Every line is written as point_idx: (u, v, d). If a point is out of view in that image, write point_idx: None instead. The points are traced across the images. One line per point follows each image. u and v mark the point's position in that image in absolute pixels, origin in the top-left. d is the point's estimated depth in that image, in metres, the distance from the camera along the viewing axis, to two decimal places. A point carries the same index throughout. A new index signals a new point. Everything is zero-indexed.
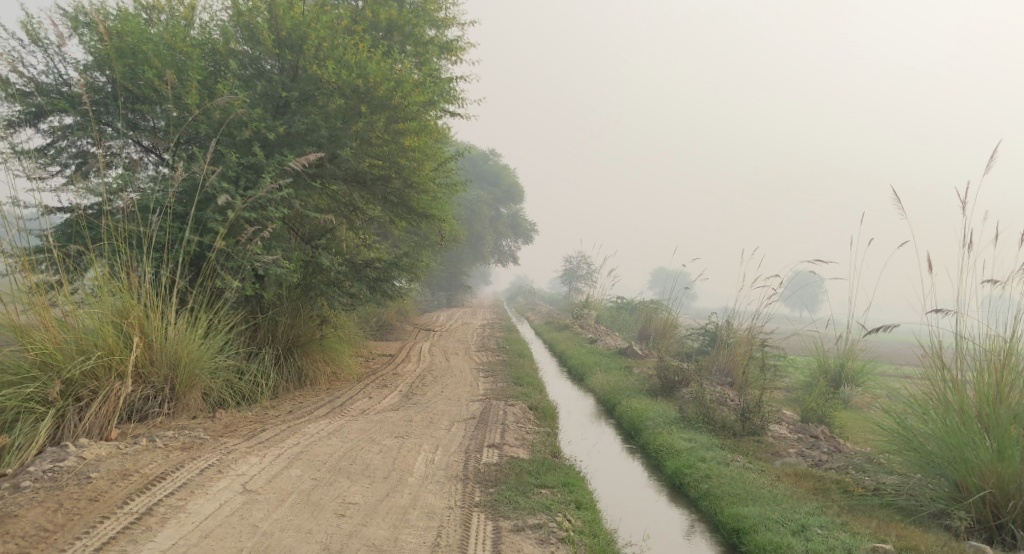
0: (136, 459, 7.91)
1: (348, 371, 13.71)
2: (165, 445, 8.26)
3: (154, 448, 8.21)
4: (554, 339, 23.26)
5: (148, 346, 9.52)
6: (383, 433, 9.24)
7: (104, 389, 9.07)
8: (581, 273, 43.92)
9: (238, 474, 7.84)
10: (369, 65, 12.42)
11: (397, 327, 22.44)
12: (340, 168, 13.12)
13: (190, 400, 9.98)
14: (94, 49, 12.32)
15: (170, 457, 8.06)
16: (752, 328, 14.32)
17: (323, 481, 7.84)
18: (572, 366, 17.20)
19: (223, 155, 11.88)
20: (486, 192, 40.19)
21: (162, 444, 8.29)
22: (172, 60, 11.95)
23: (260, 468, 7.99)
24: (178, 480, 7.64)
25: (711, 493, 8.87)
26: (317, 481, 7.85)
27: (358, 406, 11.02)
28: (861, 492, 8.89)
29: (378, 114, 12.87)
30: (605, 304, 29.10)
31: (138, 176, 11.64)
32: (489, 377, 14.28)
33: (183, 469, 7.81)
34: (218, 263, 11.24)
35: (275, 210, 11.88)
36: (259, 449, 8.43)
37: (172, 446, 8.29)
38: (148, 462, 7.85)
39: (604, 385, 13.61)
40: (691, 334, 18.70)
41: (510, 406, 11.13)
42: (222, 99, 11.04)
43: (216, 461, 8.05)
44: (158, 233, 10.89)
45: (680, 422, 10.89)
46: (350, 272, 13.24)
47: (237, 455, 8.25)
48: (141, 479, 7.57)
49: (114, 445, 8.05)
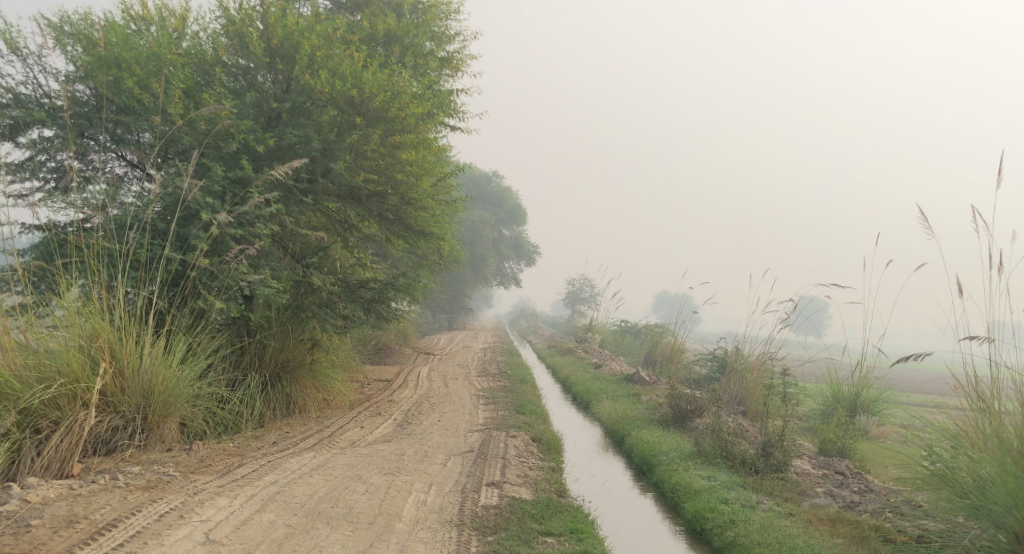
0: (88, 502, 7.17)
1: (341, 398, 12.91)
2: (126, 485, 7.52)
3: (113, 487, 7.48)
4: (558, 364, 22.51)
5: (119, 372, 8.80)
6: (371, 469, 8.46)
7: (67, 420, 8.33)
8: (584, 295, 43.19)
9: (202, 521, 7.08)
10: (365, 74, 11.78)
11: (397, 351, 21.68)
12: (333, 183, 12.45)
13: (165, 430, 9.24)
14: (77, 59, 11.65)
15: (128, 499, 7.32)
16: (763, 353, 13.53)
17: (300, 529, 7.07)
18: (578, 392, 16.41)
19: (208, 168, 11.23)
20: (489, 214, 39.57)
21: (123, 483, 7.55)
22: (156, 69, 11.31)
23: (227, 513, 7.22)
24: (132, 527, 6.87)
25: (735, 542, 8.07)
26: (292, 528, 7.08)
27: (348, 438, 10.24)
28: (905, 542, 8.08)
29: (374, 127, 12.20)
30: (610, 327, 28.31)
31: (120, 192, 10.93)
32: (491, 404, 13.50)
33: (139, 514, 7.05)
34: (202, 282, 10.54)
35: (264, 226, 11.19)
36: (231, 489, 7.66)
37: (133, 485, 7.56)
38: (99, 507, 7.11)
39: (611, 414, 12.83)
40: (698, 359, 17.90)
41: (511, 438, 10.37)
42: (207, 109, 10.39)
43: (179, 503, 7.31)
44: (136, 250, 10.21)
45: (695, 457, 10.12)
46: (343, 293, 12.59)
47: (204, 496, 7.48)
48: (89, 527, 6.81)
49: (66, 486, 7.31)
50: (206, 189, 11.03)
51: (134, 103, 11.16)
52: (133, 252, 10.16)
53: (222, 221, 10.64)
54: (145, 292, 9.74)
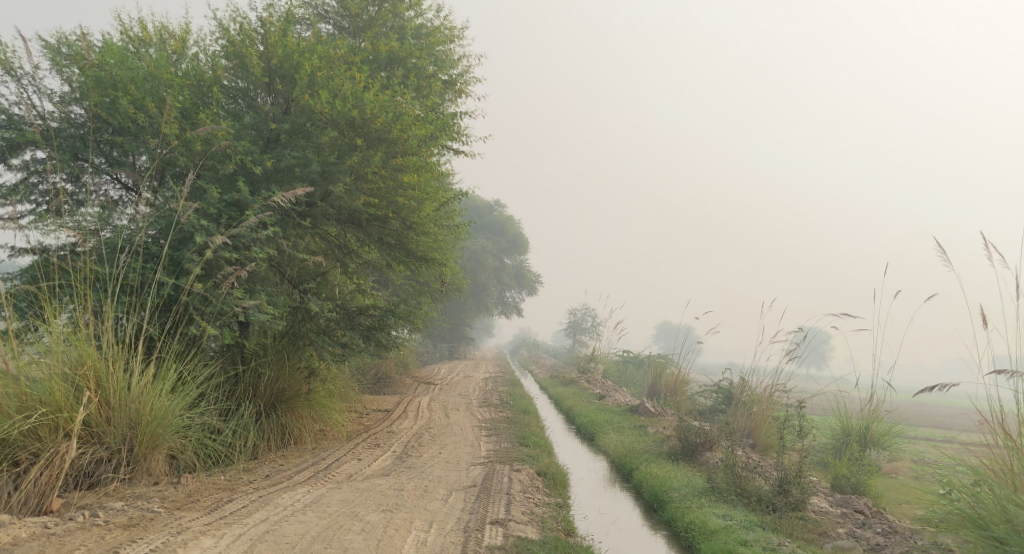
0: (62, 543, 6.75)
1: (339, 429, 12.48)
2: (106, 523, 7.11)
3: (92, 526, 7.06)
4: (561, 395, 22.07)
5: (105, 402, 8.43)
6: (368, 506, 8.03)
7: (46, 452, 7.95)
8: (586, 325, 42.74)
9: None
10: (366, 95, 11.54)
11: (397, 380, 21.24)
12: (333, 206, 12.14)
13: (152, 463, 8.81)
14: (73, 80, 11.34)
15: (107, 539, 6.89)
16: (771, 384, 13.12)
17: None
18: (582, 423, 15.97)
19: (204, 190, 10.92)
20: (490, 242, 39.30)
21: (103, 521, 7.14)
22: (153, 90, 11.02)
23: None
24: None
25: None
26: None
27: (345, 471, 9.80)
28: None
29: (375, 149, 11.90)
30: (612, 357, 27.84)
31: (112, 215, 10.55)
32: (493, 436, 13.07)
33: None
34: (196, 308, 10.18)
35: (260, 249, 10.85)
36: (217, 528, 7.24)
37: (114, 523, 7.14)
38: (73, 548, 6.68)
39: (618, 446, 12.40)
40: (704, 391, 17.47)
41: (516, 472, 9.94)
42: (204, 129, 10.11)
43: (160, 544, 6.88)
44: (126, 273, 9.87)
45: (708, 494, 9.68)
46: (342, 320, 12.22)
47: (188, 536, 7.06)
48: None
49: (40, 525, 6.89)
50: (201, 212, 10.71)
51: (128, 123, 10.85)
52: (123, 276, 9.83)
53: (217, 244, 10.31)
54: (136, 318, 9.38)
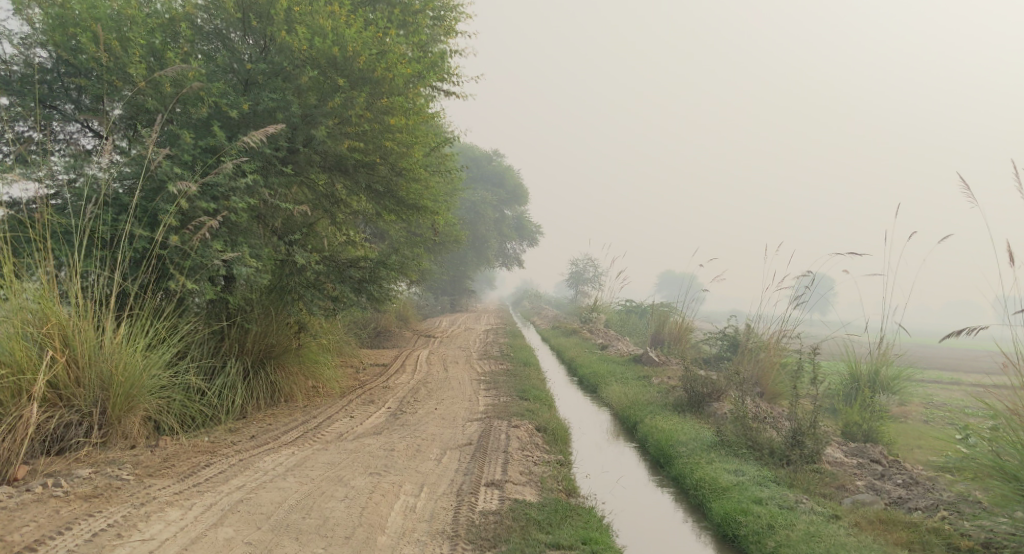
0: (12, 518, 6.31)
1: (332, 385, 11.97)
2: (66, 494, 6.67)
3: (49, 498, 6.63)
4: (563, 345, 21.61)
5: (73, 362, 7.99)
6: (354, 469, 7.56)
7: (9, 417, 7.53)
8: (587, 275, 42.18)
9: (144, 540, 6.20)
10: (347, 32, 10.83)
11: (397, 333, 20.76)
12: (317, 152, 11.49)
13: (127, 425, 8.39)
14: (35, 19, 10.42)
15: (62, 513, 6.45)
16: (776, 331, 12.54)
17: (262, 548, 6.20)
18: (584, 374, 15.51)
19: (176, 136, 10.28)
20: (489, 193, 38.51)
21: (63, 493, 6.71)
22: (117, 29, 10.29)
23: (177, 529, 6.34)
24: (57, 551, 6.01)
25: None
26: (253, 547, 6.20)
27: (335, 430, 9.34)
28: (971, 548, 7.03)
29: (359, 90, 11.22)
30: (614, 306, 27.29)
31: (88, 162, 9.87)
32: (492, 389, 12.61)
33: (70, 533, 6.19)
34: (173, 262, 9.65)
35: (239, 199, 10.27)
36: (185, 498, 6.79)
37: (75, 494, 6.72)
38: (22, 525, 6.23)
39: (621, 398, 11.94)
40: (708, 339, 16.96)
41: (514, 428, 9.47)
42: (172, 69, 9.45)
43: (120, 518, 6.43)
44: (96, 225, 9.34)
45: (717, 447, 9.21)
46: (331, 272, 11.65)
47: (153, 508, 6.61)
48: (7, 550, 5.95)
49: None
50: (175, 158, 10.13)
51: (93, 65, 10.09)
52: (92, 229, 9.31)
53: (192, 193, 9.75)
54: (105, 273, 8.88)
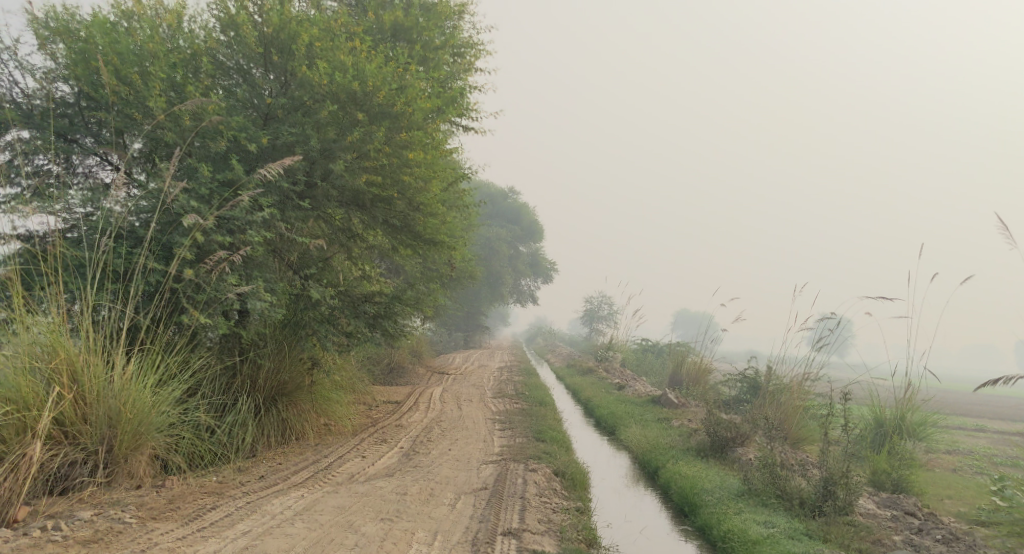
0: None
1: (344, 423, 11.68)
2: (65, 539, 6.46)
3: (47, 542, 6.43)
4: (578, 385, 21.24)
5: (81, 398, 7.78)
6: (365, 514, 7.28)
7: (11, 456, 7.30)
8: (603, 313, 41.82)
9: None
10: (368, 67, 10.78)
11: (410, 370, 20.45)
12: (335, 187, 11.35)
13: (133, 465, 8.15)
14: (59, 54, 10.35)
15: None
16: (799, 375, 12.15)
17: None
18: (601, 415, 15.16)
19: (195, 170, 10.16)
20: (505, 230, 38.35)
21: (62, 537, 6.50)
22: (138, 62, 10.21)
23: None
24: None
25: None
26: None
27: (347, 470, 9.06)
28: None
29: (378, 124, 11.13)
30: (630, 345, 26.90)
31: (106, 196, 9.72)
32: (507, 430, 12.29)
33: None
34: (186, 296, 9.48)
35: (255, 232, 10.13)
36: (188, 545, 6.53)
37: (74, 538, 6.51)
38: None
39: (641, 441, 11.59)
40: (728, 380, 16.59)
41: (531, 472, 9.16)
42: (192, 102, 9.36)
43: None
44: (111, 258, 9.20)
45: (743, 497, 8.85)
46: (345, 308, 11.46)
47: None
48: None
49: None
50: (192, 192, 10.00)
51: (114, 98, 10.00)
52: (106, 262, 9.17)
53: (208, 226, 9.61)
54: (117, 307, 8.71)
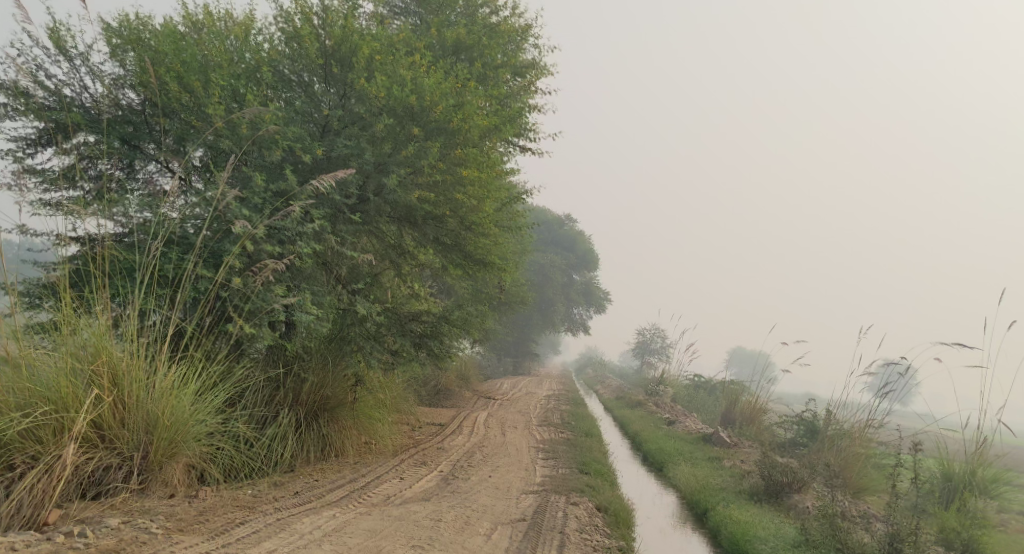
0: None
1: (385, 443, 11.45)
2: (89, 547, 6.38)
3: (69, 548, 6.35)
4: (627, 418, 20.71)
5: (120, 402, 7.69)
6: (396, 540, 7.02)
7: (47, 456, 7.22)
8: (655, 346, 41.07)
9: None
10: (426, 81, 10.65)
11: (456, 393, 20.18)
12: (387, 202, 11.24)
13: (168, 473, 8.02)
14: (128, 61, 10.31)
15: None
16: (862, 421, 11.49)
17: None
18: (649, 451, 14.66)
19: (249, 179, 10.14)
20: (558, 257, 37.99)
21: (86, 544, 6.42)
22: (201, 68, 10.16)
23: None
24: None
25: None
26: None
27: (383, 491, 8.81)
28: None
29: (433, 140, 10.99)
30: (682, 381, 26.19)
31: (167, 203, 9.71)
32: (551, 460, 11.91)
33: None
34: (233, 304, 9.39)
35: (305, 244, 10.04)
36: None
37: (97, 547, 6.42)
38: None
39: (690, 480, 11.09)
40: (783, 422, 15.92)
41: (572, 505, 8.78)
42: (249, 110, 9.31)
43: None
44: (161, 263, 9.16)
45: (801, 549, 8.40)
46: (392, 325, 11.28)
47: None
48: None
49: (7, 547, 6.18)
50: (246, 201, 9.94)
51: (175, 105, 10.02)
52: (157, 266, 9.13)
53: (259, 236, 9.54)
54: (163, 312, 8.65)
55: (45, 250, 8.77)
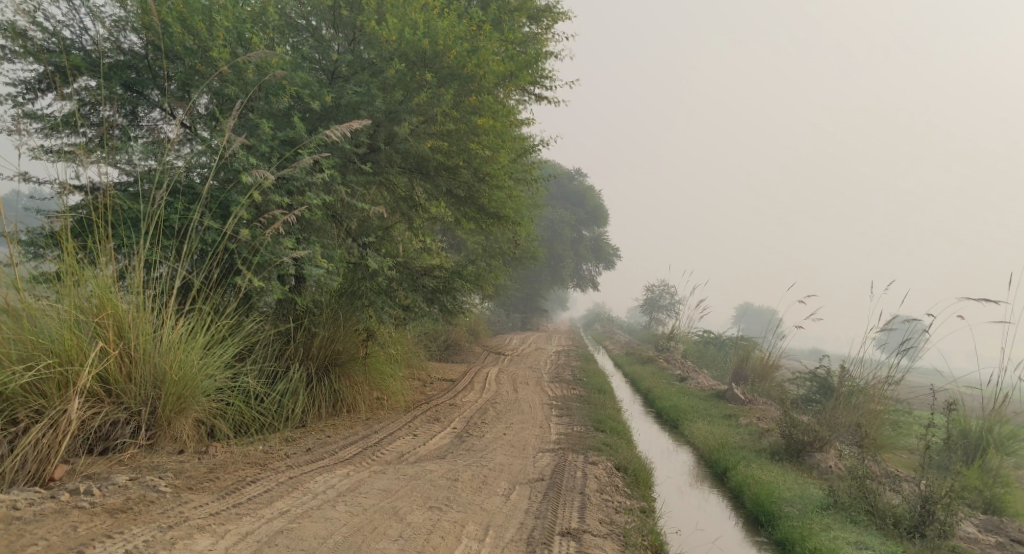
0: (26, 532, 5.80)
1: (397, 399, 11.27)
2: (94, 506, 6.20)
3: (74, 508, 6.16)
4: (638, 374, 20.54)
5: (126, 356, 7.46)
6: (411, 501, 6.83)
7: (52, 411, 6.99)
8: (665, 303, 40.81)
9: None
10: (439, 25, 10.22)
11: (466, 347, 20.01)
12: (398, 152, 10.89)
13: (176, 429, 7.83)
14: (129, 3, 9.79)
15: (80, 531, 5.91)
16: (881, 378, 10.79)
17: None
18: (663, 407, 14.48)
19: (255, 127, 9.79)
20: (568, 212, 37.56)
21: (91, 503, 6.23)
22: (204, 9, 9.74)
23: None
24: None
25: None
26: None
27: (397, 448, 8.62)
28: None
29: (447, 87, 10.60)
30: (692, 338, 25.94)
31: (176, 151, 9.37)
32: (566, 417, 11.72)
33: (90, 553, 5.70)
34: (240, 256, 9.11)
35: (314, 195, 9.72)
36: (220, 524, 6.18)
37: (102, 506, 6.22)
38: (29, 543, 5.70)
39: (707, 438, 10.90)
40: (797, 379, 15.67)
41: (591, 464, 8.59)
42: (256, 53, 8.92)
43: (141, 543, 5.86)
44: (167, 212, 8.86)
45: (828, 511, 8.26)
46: (404, 279, 11.01)
47: (183, 531, 6.03)
48: None
49: (9, 506, 5.99)
50: (253, 150, 9.60)
51: (179, 47, 9.61)
52: (162, 216, 8.83)
53: (267, 185, 9.22)
54: (168, 264, 8.38)
55: (48, 198, 8.45)
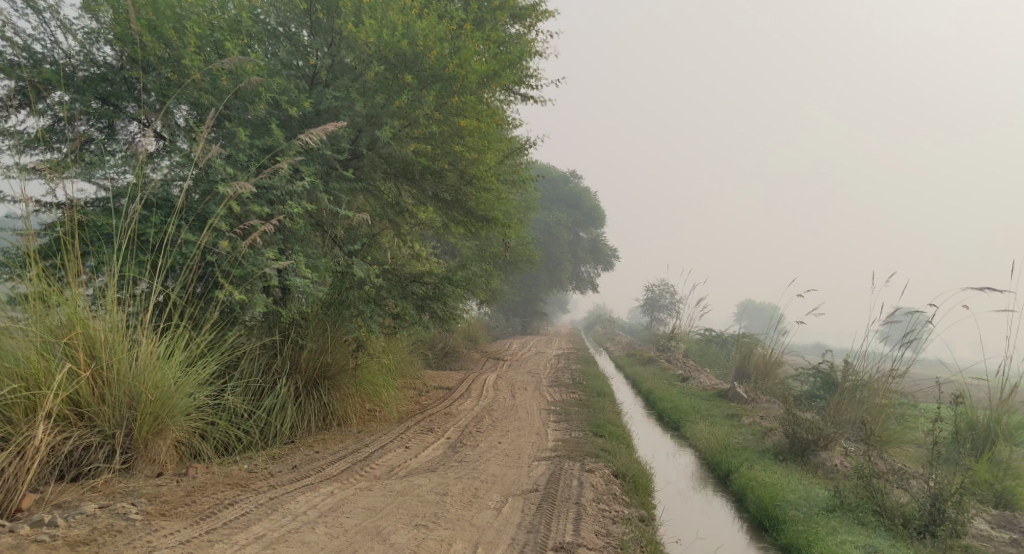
0: None
1: (389, 410, 10.97)
2: (57, 538, 5.92)
3: (38, 540, 5.89)
4: (639, 375, 20.23)
5: (98, 377, 7.18)
6: (397, 519, 6.54)
7: (18, 438, 6.71)
8: (666, 302, 40.46)
9: None
10: (418, 24, 9.93)
11: (465, 354, 19.72)
12: (381, 157, 10.62)
13: (153, 451, 7.54)
14: (100, 13, 9.51)
15: None
16: (885, 372, 10.48)
17: None
18: (664, 409, 14.18)
19: (232, 136, 9.51)
20: (564, 214, 37.27)
21: (54, 535, 5.96)
22: (177, 16, 9.46)
23: None
24: None
25: None
26: None
27: (388, 462, 8.32)
28: None
29: (428, 89, 10.33)
30: (694, 337, 25.60)
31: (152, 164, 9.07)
32: (564, 422, 11.42)
33: None
34: (220, 269, 8.82)
35: (296, 204, 9.43)
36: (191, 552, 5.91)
37: (67, 537, 5.95)
38: None
39: (708, 440, 10.61)
40: (801, 375, 15.35)
41: (588, 472, 8.30)
42: (229, 60, 8.65)
43: None
44: (142, 226, 8.58)
45: (835, 513, 7.96)
46: (392, 287, 10.72)
47: None
48: None
49: None
50: (230, 159, 9.32)
51: (151, 57, 9.32)
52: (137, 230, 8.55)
53: (245, 195, 8.94)
54: (142, 280, 8.10)
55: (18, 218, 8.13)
